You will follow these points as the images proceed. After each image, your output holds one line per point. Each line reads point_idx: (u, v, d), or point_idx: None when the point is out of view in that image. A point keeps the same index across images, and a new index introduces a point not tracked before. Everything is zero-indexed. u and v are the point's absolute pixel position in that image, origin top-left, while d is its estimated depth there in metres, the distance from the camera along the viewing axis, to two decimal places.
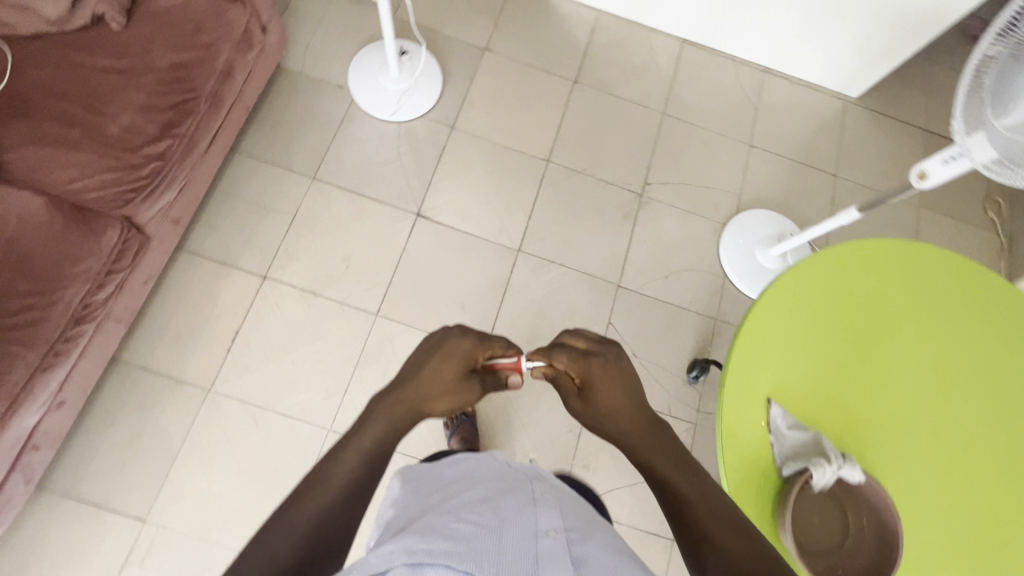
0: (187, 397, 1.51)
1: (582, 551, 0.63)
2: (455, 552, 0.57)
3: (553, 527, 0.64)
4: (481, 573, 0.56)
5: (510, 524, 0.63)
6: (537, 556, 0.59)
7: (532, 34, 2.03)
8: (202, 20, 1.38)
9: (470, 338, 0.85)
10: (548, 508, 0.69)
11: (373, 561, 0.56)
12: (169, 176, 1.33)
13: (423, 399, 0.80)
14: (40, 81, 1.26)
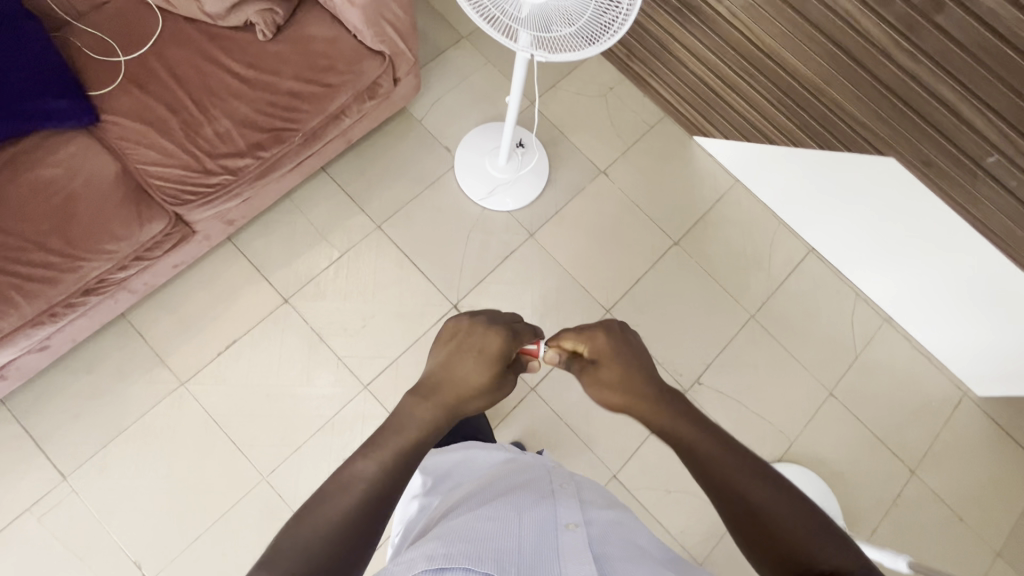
0: (160, 380, 1.51)
1: (603, 544, 0.68)
2: (480, 551, 0.59)
3: (570, 521, 0.69)
4: (507, 568, 0.59)
5: (527, 518, 0.68)
6: (560, 545, 0.65)
7: (656, 177, 1.91)
8: (337, 61, 1.38)
9: (494, 329, 0.82)
10: (567, 501, 0.74)
11: (397, 567, 0.59)
12: (234, 189, 1.33)
13: (453, 390, 0.76)
14: (173, 62, 1.31)
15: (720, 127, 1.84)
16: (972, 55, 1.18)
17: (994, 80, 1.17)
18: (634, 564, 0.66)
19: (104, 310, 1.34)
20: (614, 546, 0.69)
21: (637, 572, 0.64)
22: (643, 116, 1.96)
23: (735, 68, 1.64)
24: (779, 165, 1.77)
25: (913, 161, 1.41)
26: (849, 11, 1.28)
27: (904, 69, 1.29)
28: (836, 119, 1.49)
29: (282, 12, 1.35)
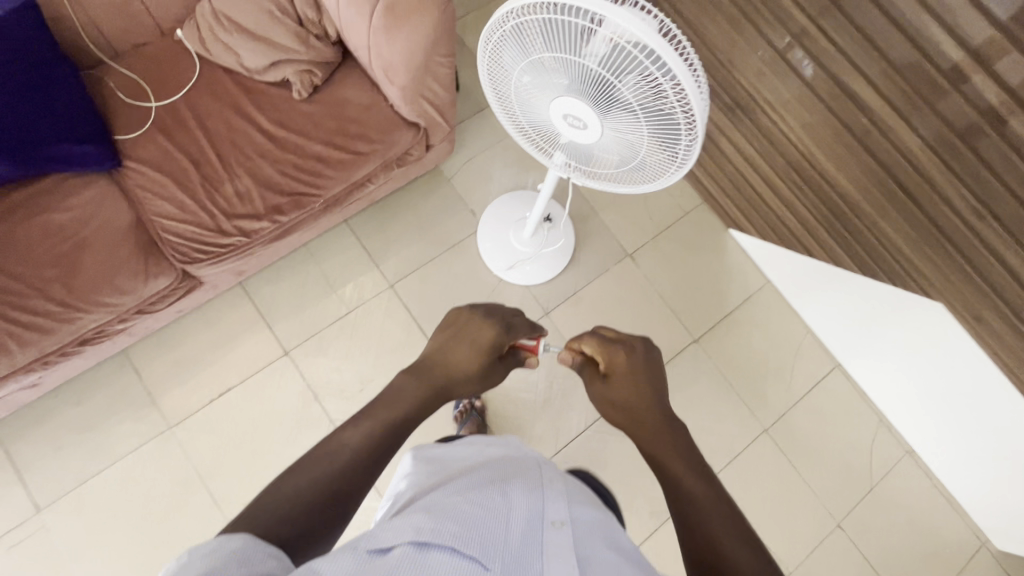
0: (148, 420, 1.48)
1: (592, 552, 0.57)
2: (461, 537, 0.52)
3: (563, 517, 0.59)
4: (485, 562, 0.51)
5: (520, 502, 0.58)
6: (543, 546, 0.55)
7: (684, 267, 1.84)
8: (370, 128, 1.33)
9: (491, 319, 0.89)
10: (560, 492, 0.64)
11: (380, 533, 0.52)
12: (245, 250, 1.28)
13: (448, 369, 0.81)
14: (203, 113, 1.28)
15: (758, 227, 1.75)
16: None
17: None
18: None
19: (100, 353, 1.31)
20: (608, 553, 0.59)
21: None
22: (679, 200, 1.89)
23: (781, 178, 1.55)
24: (817, 277, 1.68)
25: (962, 313, 1.31)
26: (916, 153, 1.19)
27: (967, 222, 1.19)
28: (885, 251, 1.40)
29: (322, 74, 1.30)
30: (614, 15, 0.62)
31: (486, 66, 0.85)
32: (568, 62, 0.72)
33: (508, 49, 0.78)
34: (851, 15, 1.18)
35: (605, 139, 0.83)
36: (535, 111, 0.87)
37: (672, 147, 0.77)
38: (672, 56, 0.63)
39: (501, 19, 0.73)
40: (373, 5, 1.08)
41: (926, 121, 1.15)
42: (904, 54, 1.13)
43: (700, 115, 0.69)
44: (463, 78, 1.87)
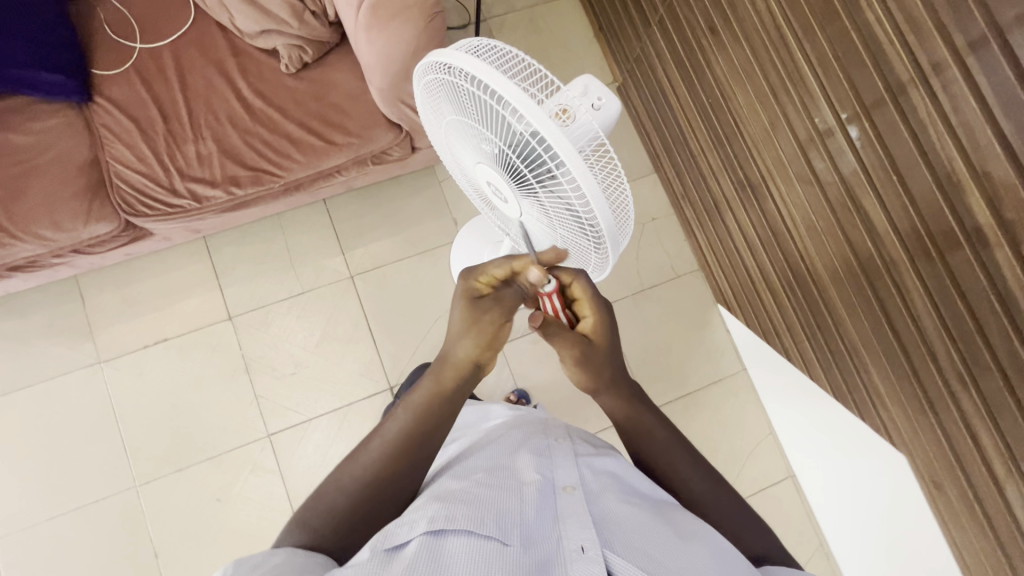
0: (82, 350, 1.49)
1: (606, 507, 0.62)
2: (475, 518, 0.57)
3: (570, 482, 0.66)
4: (502, 535, 0.56)
5: (528, 483, 0.65)
6: (557, 512, 0.61)
7: (660, 331, 1.74)
8: (349, 119, 1.26)
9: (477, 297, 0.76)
10: (567, 462, 0.70)
11: (396, 530, 0.57)
12: (195, 214, 1.25)
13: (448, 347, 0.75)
14: (185, 66, 1.24)
15: (746, 313, 1.63)
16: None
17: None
18: (642, 528, 0.59)
19: (37, 279, 1.31)
20: (621, 501, 0.64)
21: (641, 529, 0.59)
22: (674, 260, 1.78)
23: (777, 272, 1.42)
24: (791, 381, 1.55)
25: (923, 472, 1.19)
26: (912, 298, 1.06)
27: (948, 385, 1.05)
28: (859, 382, 1.27)
29: (313, 52, 1.24)
30: (535, 117, 0.56)
31: (428, 117, 0.77)
32: (491, 140, 0.66)
33: (438, 101, 0.70)
34: (878, 126, 1.02)
35: (526, 221, 0.78)
36: (465, 168, 0.80)
37: (585, 251, 0.74)
38: (588, 177, 0.58)
39: (430, 69, 0.65)
40: (361, 1, 1.01)
41: (929, 266, 1.00)
42: (922, 187, 0.97)
43: (610, 237, 0.65)
44: None
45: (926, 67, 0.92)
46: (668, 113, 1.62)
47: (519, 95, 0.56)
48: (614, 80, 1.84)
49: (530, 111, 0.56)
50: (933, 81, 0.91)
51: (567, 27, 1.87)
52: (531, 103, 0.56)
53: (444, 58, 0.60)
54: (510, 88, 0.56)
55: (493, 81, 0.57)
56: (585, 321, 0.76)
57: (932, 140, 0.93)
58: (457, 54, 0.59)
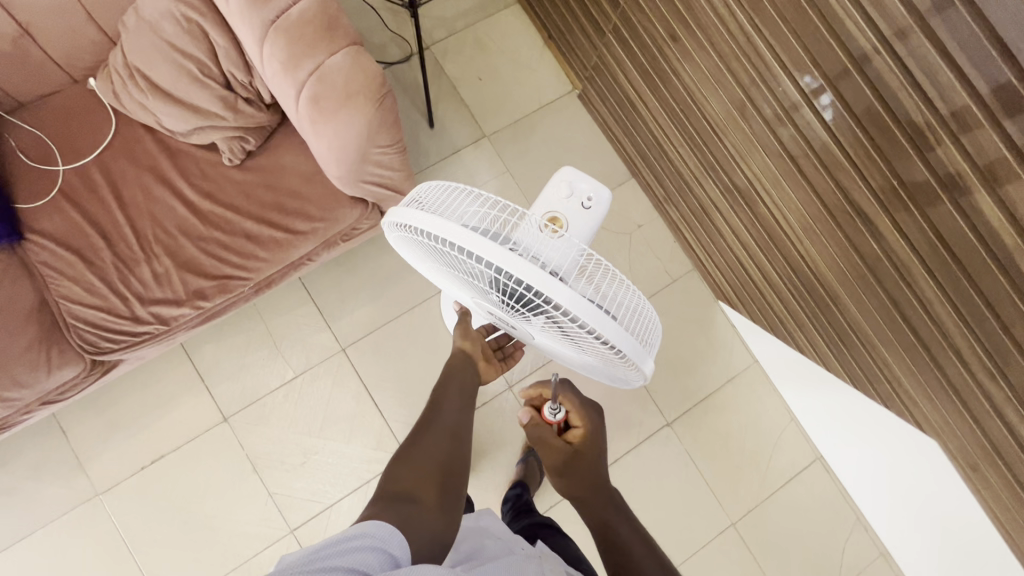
0: (75, 485, 1.41)
1: None
2: None
3: None
4: None
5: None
6: None
7: (667, 339, 1.70)
8: (310, 204, 1.16)
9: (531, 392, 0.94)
10: None
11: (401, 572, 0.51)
12: (165, 335, 1.16)
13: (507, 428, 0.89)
14: (119, 180, 1.14)
15: (750, 309, 1.60)
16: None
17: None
18: None
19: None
20: None
21: None
22: (668, 264, 1.73)
23: (768, 258, 1.39)
24: (809, 371, 1.53)
25: (957, 456, 1.18)
26: (923, 287, 1.04)
27: (957, 350, 1.04)
28: (875, 367, 1.25)
29: (255, 140, 1.14)
30: (489, 254, 0.55)
31: (408, 252, 0.77)
32: (468, 277, 0.66)
33: (411, 250, 0.72)
34: (853, 108, 1.00)
35: (542, 337, 0.75)
36: (466, 297, 0.80)
37: (612, 360, 0.67)
38: (564, 291, 0.55)
39: (390, 230, 0.68)
40: (300, 88, 0.93)
41: (915, 227, 1.00)
42: (901, 153, 0.96)
43: (622, 343, 0.59)
44: (439, 112, 1.68)
45: (889, 33, 0.90)
46: (637, 119, 1.56)
47: (467, 237, 0.56)
48: (574, 88, 1.75)
49: (482, 249, 0.56)
50: (897, 48, 0.90)
51: (515, 39, 1.76)
52: (481, 240, 0.56)
53: (394, 221, 0.63)
54: (457, 233, 0.57)
55: (441, 232, 0.58)
56: (574, 431, 0.86)
57: (908, 108, 0.92)
58: (402, 214, 0.61)
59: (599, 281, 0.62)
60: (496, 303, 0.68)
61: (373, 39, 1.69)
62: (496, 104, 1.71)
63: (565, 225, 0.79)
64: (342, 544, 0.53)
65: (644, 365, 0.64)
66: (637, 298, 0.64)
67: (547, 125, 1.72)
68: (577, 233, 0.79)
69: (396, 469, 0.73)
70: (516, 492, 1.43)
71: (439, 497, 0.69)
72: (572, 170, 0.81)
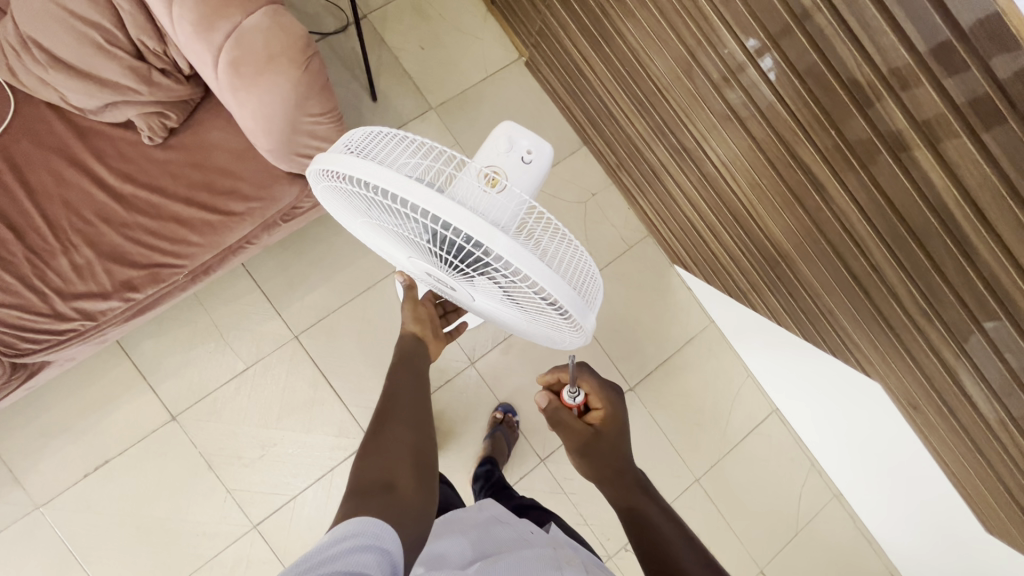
0: (10, 500, 1.31)
1: None
2: None
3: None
4: None
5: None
6: None
7: (625, 306, 1.71)
8: (245, 183, 1.09)
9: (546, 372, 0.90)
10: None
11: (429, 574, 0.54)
12: (93, 331, 1.08)
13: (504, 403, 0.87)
14: (23, 164, 1.04)
15: (702, 270, 1.63)
16: (976, 319, 0.97)
17: (994, 355, 0.97)
18: None
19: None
20: None
21: None
22: (623, 231, 1.73)
23: (719, 218, 1.41)
24: (760, 328, 1.57)
25: (898, 397, 1.25)
26: (865, 239, 1.07)
27: (897, 296, 1.08)
28: (823, 319, 1.30)
29: (176, 115, 1.06)
30: (420, 199, 0.52)
31: (343, 211, 0.72)
32: (407, 233, 0.62)
33: (342, 204, 0.68)
34: (795, 62, 1.01)
35: (485, 300, 0.72)
36: (405, 259, 0.77)
37: (556, 321, 0.65)
38: (500, 239, 0.53)
39: (318, 179, 0.63)
40: (217, 54, 0.86)
41: (856, 178, 1.02)
42: (842, 111, 0.98)
43: (563, 298, 0.56)
44: (381, 85, 1.61)
45: None
46: (586, 86, 1.53)
47: (397, 181, 0.53)
48: (521, 56, 1.71)
49: (413, 194, 0.53)
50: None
51: (456, 7, 1.70)
52: (412, 185, 0.53)
53: (320, 167, 0.59)
54: (386, 176, 0.53)
55: (372, 176, 0.54)
56: (595, 411, 0.84)
57: (846, 64, 0.93)
58: (328, 158, 0.57)
59: (541, 235, 0.60)
60: (433, 260, 0.65)
61: (305, 8, 1.59)
62: (441, 74, 1.65)
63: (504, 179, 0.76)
64: (330, 550, 0.53)
65: (588, 323, 0.62)
66: (581, 256, 0.62)
67: (494, 95, 1.68)
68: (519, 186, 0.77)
69: (368, 454, 0.70)
70: (486, 470, 1.42)
71: (418, 492, 0.66)
72: (513, 125, 0.78)
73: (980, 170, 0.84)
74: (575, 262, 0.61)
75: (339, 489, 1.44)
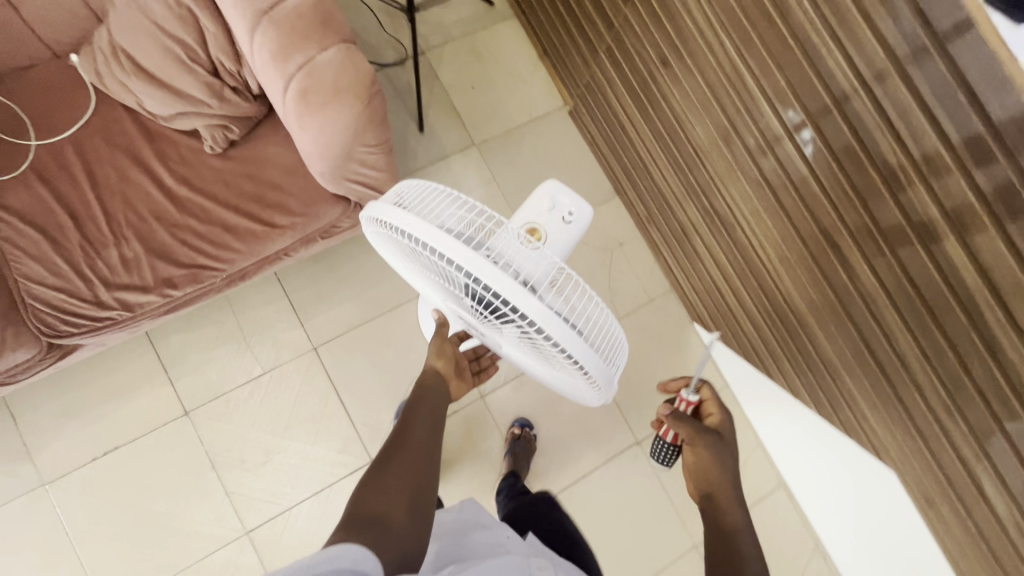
0: (20, 474, 1.34)
1: None
2: None
3: None
4: None
5: None
6: None
7: (641, 358, 1.71)
8: (291, 198, 1.14)
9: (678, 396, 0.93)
10: None
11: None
12: (128, 321, 1.12)
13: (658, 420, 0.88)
14: (92, 158, 1.11)
15: (722, 332, 1.63)
16: (997, 418, 0.95)
17: (1013, 455, 0.95)
18: None
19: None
20: None
21: None
22: (646, 283, 1.75)
23: (744, 284, 1.42)
24: (776, 398, 1.56)
25: (915, 488, 1.21)
26: (889, 325, 1.07)
27: (918, 382, 1.07)
28: (839, 395, 1.28)
29: (239, 130, 1.12)
30: (457, 256, 0.56)
31: (385, 253, 0.76)
32: (443, 280, 0.66)
33: (386, 249, 0.71)
34: (830, 143, 1.03)
35: (509, 347, 0.75)
36: (438, 300, 0.80)
37: (575, 377, 0.67)
38: (528, 300, 0.56)
39: (366, 224, 0.68)
40: (287, 82, 0.92)
41: (883, 261, 1.03)
42: (874, 193, 0.99)
43: (583, 358, 0.59)
44: (430, 117, 1.69)
45: (868, 75, 0.93)
46: (625, 139, 1.58)
47: (438, 238, 0.57)
48: (565, 103, 1.77)
49: (452, 251, 0.56)
50: (876, 88, 0.93)
51: (510, 51, 1.78)
52: (453, 243, 0.57)
53: (368, 215, 0.63)
54: (428, 232, 0.57)
55: (415, 230, 0.58)
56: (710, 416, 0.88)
57: (882, 150, 0.95)
58: (377, 208, 0.61)
59: (569, 294, 0.62)
60: (465, 307, 0.69)
61: (368, 39, 1.69)
62: (487, 113, 1.72)
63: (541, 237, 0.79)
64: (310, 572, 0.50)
65: (606, 381, 0.64)
66: (604, 316, 0.64)
67: (536, 138, 1.74)
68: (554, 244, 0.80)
69: (366, 492, 0.71)
70: (510, 484, 1.45)
71: (412, 525, 0.69)
72: (556, 184, 0.81)
73: (1011, 270, 0.84)
74: (600, 323, 0.64)
75: (334, 506, 1.44)
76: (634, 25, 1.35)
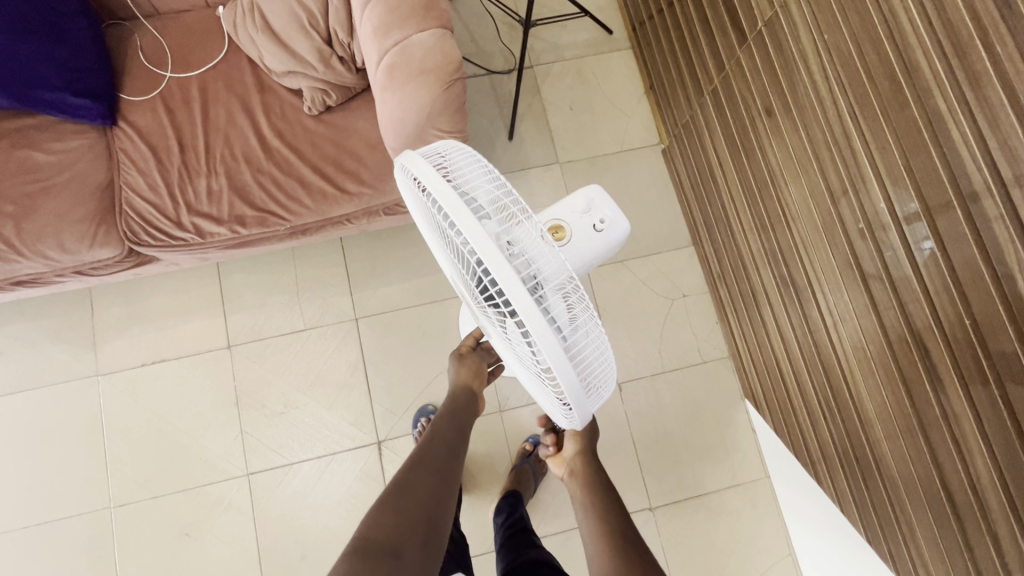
0: (82, 360, 1.50)
1: None
2: None
3: None
4: None
5: None
6: None
7: (677, 419, 1.57)
8: (365, 169, 1.19)
9: None
10: None
11: None
12: (197, 247, 1.22)
13: None
14: (210, 99, 1.23)
15: (773, 415, 1.47)
16: None
17: None
18: None
19: (35, 293, 1.32)
20: None
21: None
22: (702, 343, 1.62)
23: (809, 368, 1.27)
24: (819, 510, 1.36)
25: None
26: (977, 464, 0.89)
27: (995, 535, 0.88)
28: (895, 519, 1.10)
29: (336, 97, 1.20)
30: (464, 225, 0.53)
31: (416, 215, 0.74)
32: (457, 254, 0.63)
33: (417, 208, 0.69)
34: (945, 243, 0.86)
35: (503, 345, 0.71)
36: (450, 276, 0.78)
37: (550, 395, 0.62)
38: (520, 292, 0.51)
39: (399, 175, 0.67)
40: (382, 56, 0.98)
41: (983, 386, 0.85)
42: (991, 317, 0.81)
43: (561, 376, 0.54)
44: (522, 127, 1.71)
45: (1007, 175, 0.75)
46: (712, 189, 1.50)
47: (457, 209, 0.53)
48: (660, 142, 1.73)
49: (460, 218, 0.53)
50: (1013, 191, 0.74)
51: (617, 81, 1.77)
52: (468, 218, 0.53)
53: (401, 164, 0.62)
54: (446, 193, 0.55)
55: (439, 194, 0.55)
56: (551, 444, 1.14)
57: (1007, 257, 0.77)
58: (409, 157, 0.60)
59: (573, 305, 0.60)
60: (470, 286, 0.66)
61: (484, 45, 1.76)
62: (579, 135, 1.72)
63: (567, 237, 0.84)
64: None
65: (582, 410, 0.59)
66: (603, 343, 0.62)
67: (621, 169, 1.71)
68: (580, 242, 0.85)
69: (380, 514, 0.74)
70: (510, 503, 1.35)
71: (420, 551, 0.71)
72: (597, 191, 0.86)
73: None
74: (592, 344, 0.61)
75: (331, 476, 1.45)
76: (744, 70, 1.25)
